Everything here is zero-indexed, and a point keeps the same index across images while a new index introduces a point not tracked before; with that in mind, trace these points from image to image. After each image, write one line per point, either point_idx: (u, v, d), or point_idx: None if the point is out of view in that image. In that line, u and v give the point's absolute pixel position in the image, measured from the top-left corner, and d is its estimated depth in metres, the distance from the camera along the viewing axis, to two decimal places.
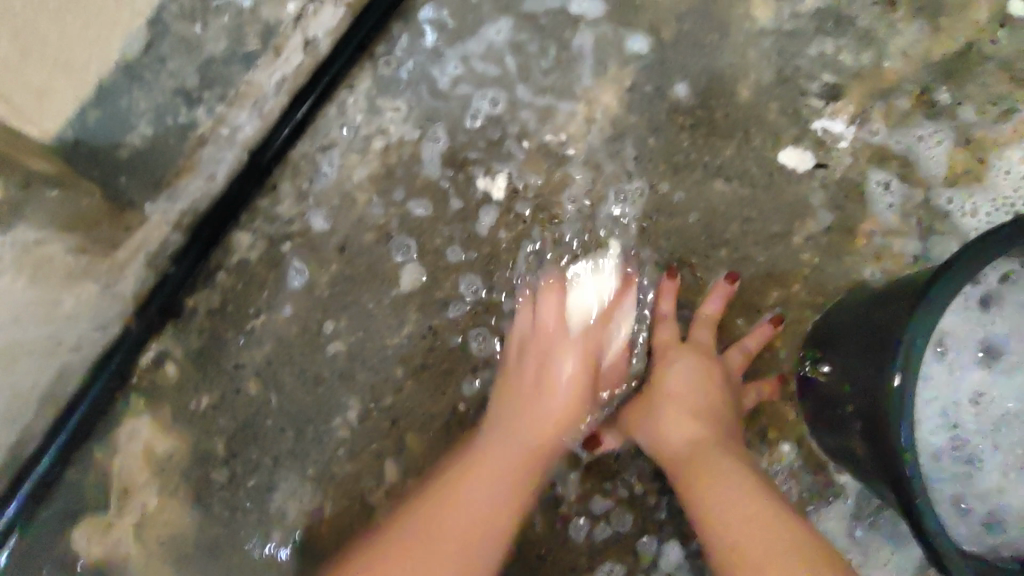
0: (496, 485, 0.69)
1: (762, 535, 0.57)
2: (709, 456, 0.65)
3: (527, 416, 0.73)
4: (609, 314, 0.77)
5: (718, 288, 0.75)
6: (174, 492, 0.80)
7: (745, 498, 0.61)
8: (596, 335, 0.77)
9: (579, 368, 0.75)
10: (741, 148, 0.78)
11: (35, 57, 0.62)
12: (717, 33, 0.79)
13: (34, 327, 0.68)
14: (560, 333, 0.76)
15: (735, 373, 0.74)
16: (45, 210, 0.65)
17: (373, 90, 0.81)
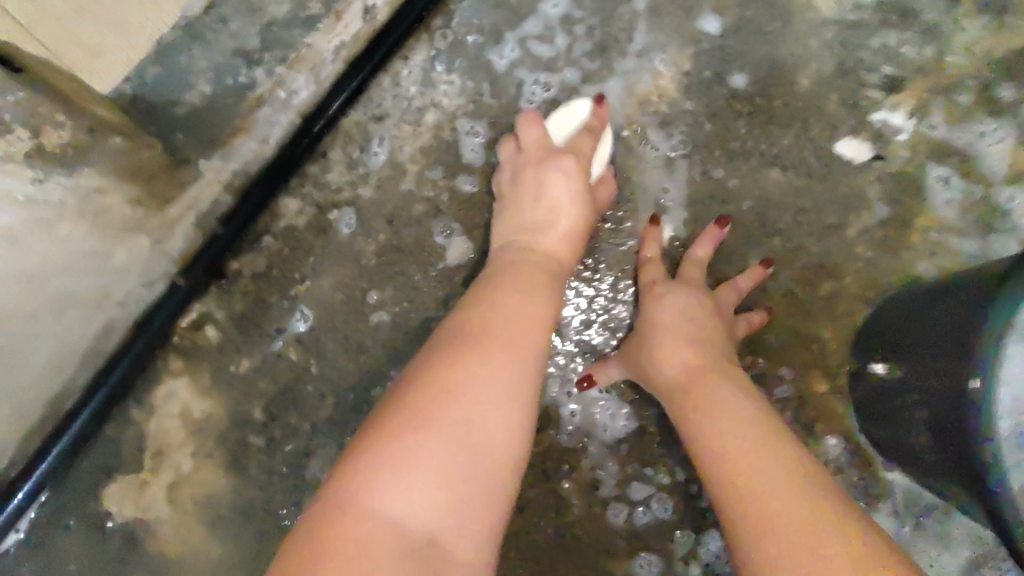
0: (499, 390, 0.51)
1: (760, 464, 0.55)
2: (704, 380, 0.64)
3: (524, 281, 0.62)
4: (593, 129, 0.73)
5: (709, 231, 0.75)
6: (211, 453, 0.79)
7: (739, 428, 0.58)
8: (582, 141, 0.72)
9: (579, 176, 0.70)
10: (798, 138, 0.77)
11: (88, 14, 0.59)
12: (779, 21, 0.78)
13: (87, 277, 0.67)
14: (542, 152, 0.72)
15: (728, 310, 0.73)
16: (108, 159, 0.61)
17: (429, 62, 0.81)
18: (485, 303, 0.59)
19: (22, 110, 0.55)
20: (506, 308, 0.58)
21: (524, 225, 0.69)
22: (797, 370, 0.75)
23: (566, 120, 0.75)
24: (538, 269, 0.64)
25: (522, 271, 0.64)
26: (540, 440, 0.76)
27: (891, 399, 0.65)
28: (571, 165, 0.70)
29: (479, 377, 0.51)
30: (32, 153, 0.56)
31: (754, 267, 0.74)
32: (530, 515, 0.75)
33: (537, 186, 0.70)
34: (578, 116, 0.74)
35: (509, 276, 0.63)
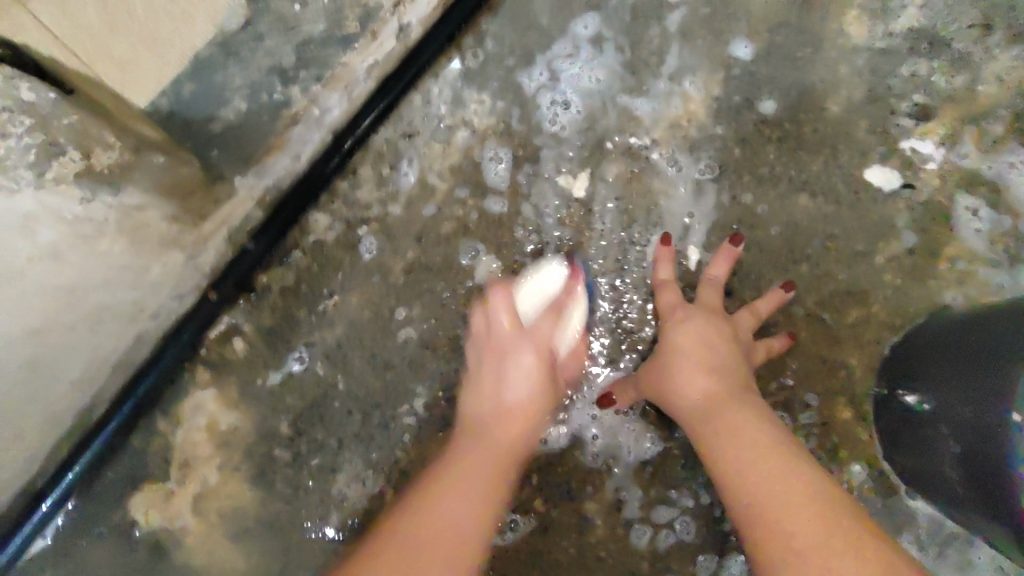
0: (463, 520, 0.58)
1: (779, 486, 0.57)
2: (724, 404, 0.66)
3: (486, 466, 0.64)
4: (563, 304, 0.73)
5: (724, 250, 0.75)
6: (237, 466, 0.80)
7: (759, 452, 0.60)
8: (546, 326, 0.72)
9: (539, 363, 0.70)
10: (827, 164, 0.77)
11: (120, 34, 0.58)
12: (810, 47, 0.78)
13: (122, 291, 0.67)
14: (514, 333, 0.70)
15: (746, 333, 0.73)
16: (150, 175, 0.63)
17: (460, 81, 0.81)
18: (444, 486, 0.61)
19: (76, 130, 0.57)
20: (453, 502, 0.60)
21: (487, 407, 0.70)
22: (820, 395, 0.75)
23: (539, 288, 0.73)
24: (494, 456, 0.66)
25: (483, 448, 0.66)
26: (565, 461, 0.76)
27: (918, 428, 0.66)
28: (535, 363, 0.70)
29: (436, 538, 0.56)
30: (82, 172, 0.58)
31: (774, 291, 0.74)
32: (554, 536, 0.75)
33: (502, 376, 0.70)
34: (548, 295, 0.73)
35: (468, 452, 0.66)
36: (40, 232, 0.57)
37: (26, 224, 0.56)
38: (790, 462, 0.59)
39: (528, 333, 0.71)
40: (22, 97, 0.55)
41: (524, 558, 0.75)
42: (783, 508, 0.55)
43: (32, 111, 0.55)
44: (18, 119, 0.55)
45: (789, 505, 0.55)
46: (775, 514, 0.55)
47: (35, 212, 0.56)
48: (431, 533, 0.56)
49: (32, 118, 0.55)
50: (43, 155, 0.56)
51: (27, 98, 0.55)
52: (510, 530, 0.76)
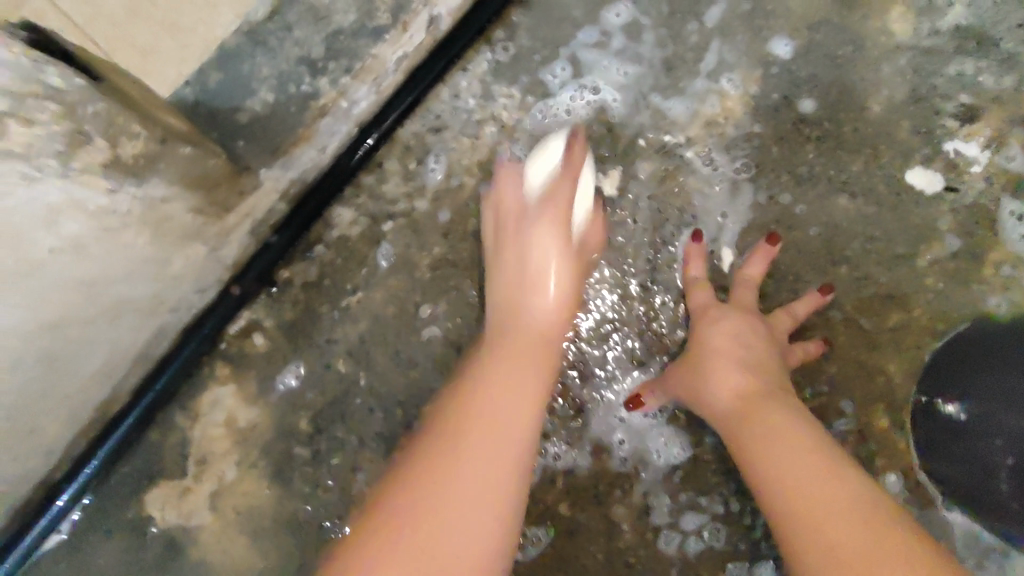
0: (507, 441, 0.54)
1: (820, 490, 0.54)
2: (761, 406, 0.63)
3: (515, 365, 0.60)
4: (571, 171, 0.67)
5: (760, 250, 0.73)
6: (255, 464, 0.78)
7: (800, 457, 0.57)
8: (563, 190, 0.66)
9: (559, 236, 0.67)
10: (868, 165, 0.75)
11: (142, 23, 0.72)
12: (851, 45, 0.76)
13: (144, 283, 0.66)
14: (523, 212, 0.68)
15: (782, 335, 0.71)
16: (176, 167, 0.60)
17: (490, 75, 0.79)
18: (475, 391, 0.58)
19: (101, 119, 0.53)
20: (489, 410, 0.55)
21: (513, 299, 0.67)
22: (857, 401, 0.73)
23: (545, 164, 0.69)
24: (523, 350, 0.62)
25: (509, 349, 0.62)
26: (592, 465, 0.74)
27: (956, 438, 0.64)
28: (554, 228, 0.67)
29: (477, 456, 0.52)
30: (108, 162, 0.55)
31: (812, 293, 0.73)
32: (580, 542, 0.73)
33: (525, 253, 0.67)
34: (552, 163, 0.68)
35: (499, 357, 0.62)
36: (64, 223, 0.54)
37: (50, 217, 0.53)
38: (836, 471, 0.56)
39: (544, 201, 0.67)
40: (48, 81, 0.49)
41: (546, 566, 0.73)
42: (831, 516, 0.52)
43: (58, 97, 0.49)
44: (43, 107, 0.49)
45: (839, 517, 0.51)
46: (823, 522, 0.52)
47: (58, 203, 0.53)
48: (461, 451, 0.52)
49: (59, 105, 0.49)
50: (69, 144, 0.51)
51: (54, 83, 0.49)
52: (532, 544, 0.73)
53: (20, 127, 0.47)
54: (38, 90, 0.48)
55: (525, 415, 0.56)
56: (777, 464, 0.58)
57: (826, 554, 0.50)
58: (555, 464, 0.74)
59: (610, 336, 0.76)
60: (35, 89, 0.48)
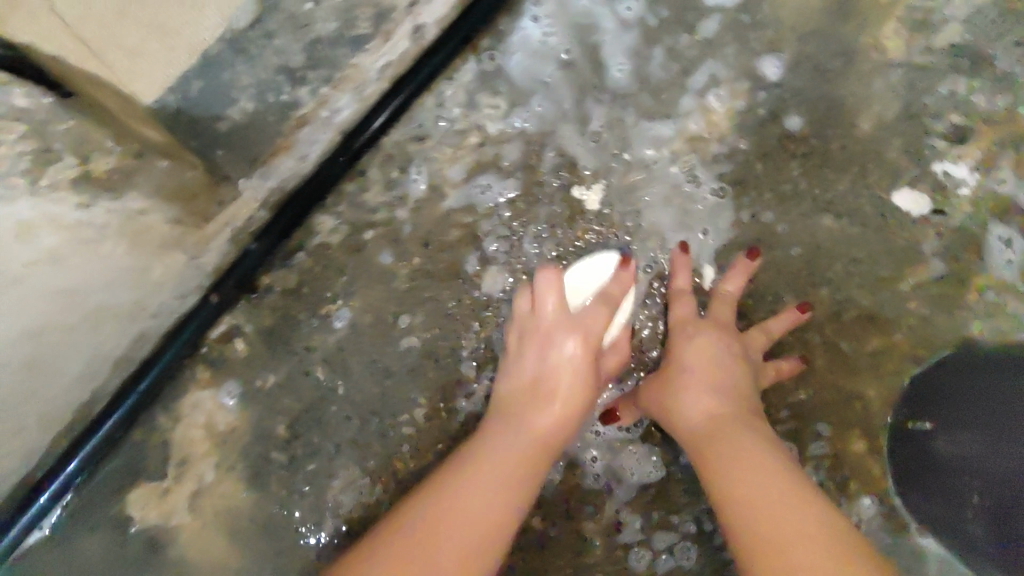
0: (475, 515, 0.57)
1: (788, 514, 0.53)
2: (728, 428, 0.62)
3: (519, 435, 0.65)
4: (613, 297, 0.70)
5: (738, 265, 0.73)
6: (234, 466, 0.79)
7: (763, 475, 0.57)
8: (597, 313, 0.70)
9: (581, 350, 0.68)
10: (853, 185, 0.74)
11: (130, 17, 0.51)
12: (841, 60, 0.75)
13: (123, 291, 0.67)
14: (557, 317, 0.70)
15: (757, 354, 0.71)
16: (152, 180, 0.61)
17: (474, 84, 0.79)
18: (489, 463, 0.62)
19: (72, 137, 0.54)
20: (484, 485, 0.60)
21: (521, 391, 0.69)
22: (835, 425, 0.72)
23: (586, 278, 0.73)
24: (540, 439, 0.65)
25: (513, 412, 0.67)
26: (565, 479, 0.74)
27: (937, 470, 0.64)
28: (582, 344, 0.69)
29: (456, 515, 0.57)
30: (79, 178, 0.55)
31: (790, 310, 0.72)
32: (549, 556, 0.73)
33: (537, 350, 0.70)
34: (591, 286, 0.72)
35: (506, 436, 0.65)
36: (37, 237, 0.55)
37: (23, 232, 0.53)
38: (800, 494, 0.55)
39: (573, 322, 0.70)
40: (12, 102, 0.50)
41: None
42: (797, 539, 0.51)
43: (26, 117, 0.51)
44: (10, 127, 0.51)
45: (802, 541, 0.51)
46: (791, 546, 0.51)
47: (30, 219, 0.53)
48: (436, 542, 0.55)
49: (27, 126, 0.51)
50: (37, 162, 0.52)
51: (19, 103, 0.51)
52: None
53: None
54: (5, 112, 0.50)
55: (522, 465, 0.62)
56: (735, 482, 0.58)
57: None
58: None
59: None
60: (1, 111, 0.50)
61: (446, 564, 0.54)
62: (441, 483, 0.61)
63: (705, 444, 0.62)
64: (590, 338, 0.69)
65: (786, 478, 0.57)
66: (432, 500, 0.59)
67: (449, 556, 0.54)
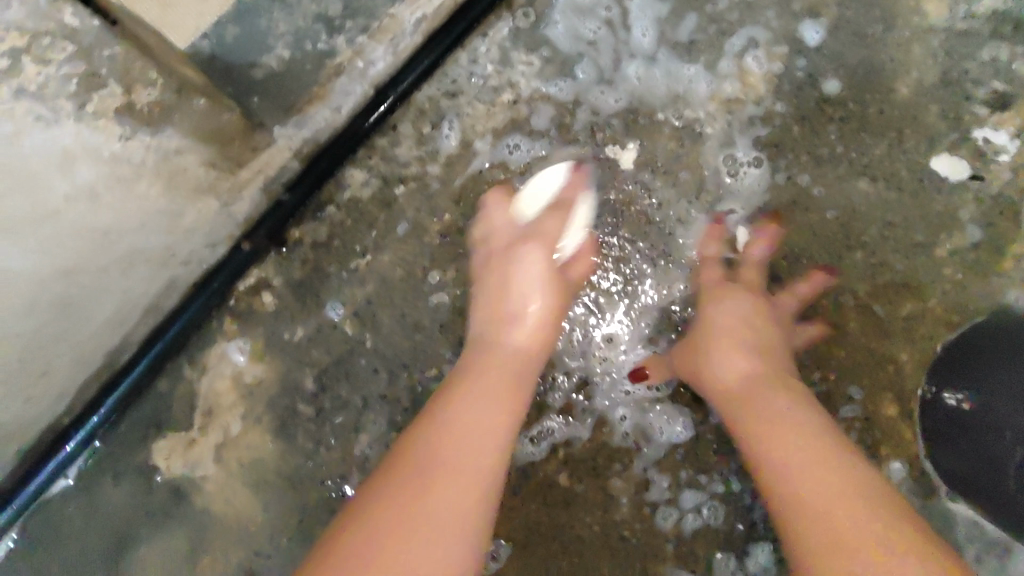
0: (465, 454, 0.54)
1: (832, 493, 0.52)
2: (758, 391, 0.61)
3: (500, 364, 0.63)
4: (563, 203, 0.71)
5: (760, 230, 0.73)
6: (260, 418, 0.80)
7: (808, 453, 0.55)
8: (559, 216, 0.70)
9: (547, 264, 0.68)
10: (891, 149, 0.73)
11: None
12: (882, 24, 0.74)
13: (156, 235, 0.66)
14: (512, 236, 0.70)
15: (788, 316, 0.70)
16: (188, 119, 0.60)
17: (510, 41, 0.78)
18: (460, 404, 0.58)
19: (116, 64, 0.53)
20: (474, 418, 0.57)
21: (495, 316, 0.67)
22: (868, 388, 0.71)
23: (548, 182, 0.73)
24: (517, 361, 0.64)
25: (484, 360, 0.64)
26: (593, 437, 0.75)
27: (970, 431, 0.64)
28: (542, 256, 0.68)
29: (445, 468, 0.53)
30: (123, 109, 0.55)
31: (815, 271, 0.72)
32: (576, 512, 0.74)
33: (500, 279, 0.68)
34: (547, 198, 0.72)
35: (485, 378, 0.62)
36: (77, 171, 0.54)
37: (64, 163, 0.53)
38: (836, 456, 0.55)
39: (531, 233, 0.70)
40: (63, 21, 0.49)
41: (524, 541, 0.74)
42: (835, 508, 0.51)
43: (75, 38, 0.50)
44: (59, 47, 0.50)
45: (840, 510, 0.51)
46: (833, 516, 0.50)
47: (72, 147, 0.52)
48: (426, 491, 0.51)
49: (74, 46, 0.50)
50: (83, 86, 0.52)
51: (70, 22, 0.50)
52: (491, 558, 0.74)
53: (33, 65, 0.48)
54: (52, 29, 0.49)
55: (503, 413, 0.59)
56: (779, 464, 0.56)
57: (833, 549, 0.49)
58: (556, 433, 0.75)
59: (618, 307, 0.76)
60: (52, 28, 0.49)
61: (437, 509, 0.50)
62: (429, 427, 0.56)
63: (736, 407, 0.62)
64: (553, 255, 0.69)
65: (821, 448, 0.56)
66: (427, 437, 0.55)
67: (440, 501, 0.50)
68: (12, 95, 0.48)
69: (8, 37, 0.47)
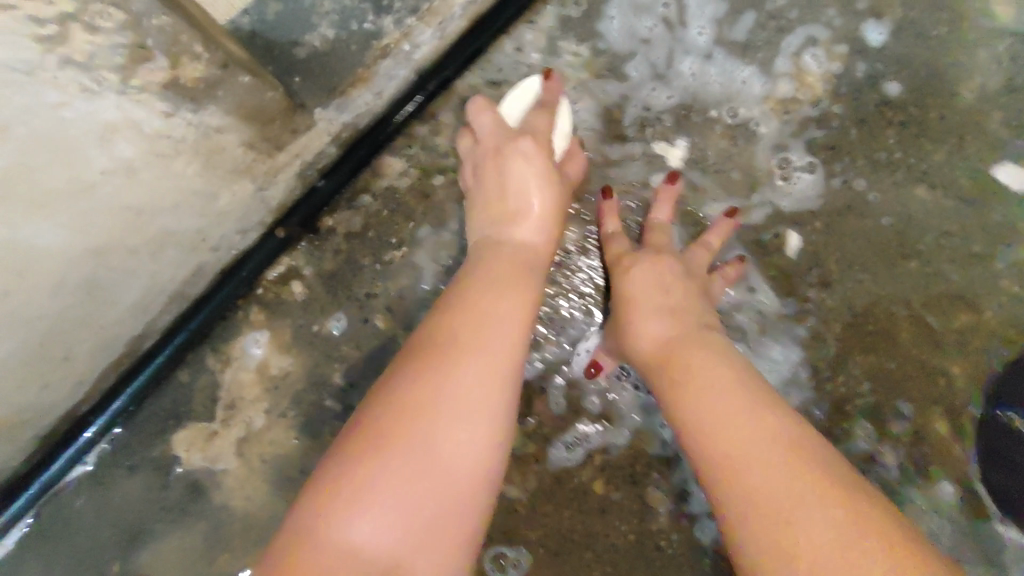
0: (475, 376, 0.49)
1: (756, 440, 0.50)
2: (675, 350, 0.59)
3: (503, 260, 0.59)
4: (541, 122, 0.65)
5: (720, 223, 0.70)
6: (285, 413, 0.77)
7: (730, 396, 0.53)
8: (540, 121, 0.65)
9: (545, 164, 0.63)
10: (951, 156, 0.71)
11: None
12: (946, 27, 0.72)
13: (190, 217, 0.63)
14: (500, 145, 0.64)
15: (699, 268, 0.69)
16: (235, 97, 0.55)
17: (557, 30, 0.75)
18: (473, 305, 0.54)
19: (165, 34, 0.46)
20: (489, 319, 0.53)
21: (497, 208, 0.63)
22: (920, 403, 0.69)
23: (516, 105, 0.67)
24: (518, 273, 0.57)
25: (490, 275, 0.57)
26: (631, 445, 0.72)
27: None
28: (534, 146, 0.63)
29: (463, 382, 0.49)
30: (167, 84, 0.49)
31: (721, 219, 0.70)
32: (612, 521, 0.71)
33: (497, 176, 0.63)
34: (528, 102, 0.67)
35: (475, 310, 0.54)
36: (117, 144, 0.50)
37: (105, 136, 0.49)
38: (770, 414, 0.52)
39: (522, 131, 0.64)
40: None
41: (556, 549, 0.71)
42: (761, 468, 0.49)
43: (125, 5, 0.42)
44: (106, 12, 0.41)
45: (792, 486, 0.47)
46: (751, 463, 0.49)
47: (115, 121, 0.48)
48: (448, 405, 0.48)
49: (126, 14, 0.43)
50: (131, 58, 0.45)
51: None
52: (512, 567, 0.71)
53: (81, 33, 0.41)
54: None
55: (509, 281, 0.56)
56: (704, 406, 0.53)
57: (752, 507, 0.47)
58: (593, 440, 0.72)
59: None
60: None
61: (455, 427, 0.47)
62: (425, 350, 0.52)
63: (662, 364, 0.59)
64: (549, 152, 0.64)
65: (744, 391, 0.54)
66: (418, 364, 0.51)
67: (456, 416, 0.48)
68: (57, 65, 0.42)
69: (57, 1, 0.39)
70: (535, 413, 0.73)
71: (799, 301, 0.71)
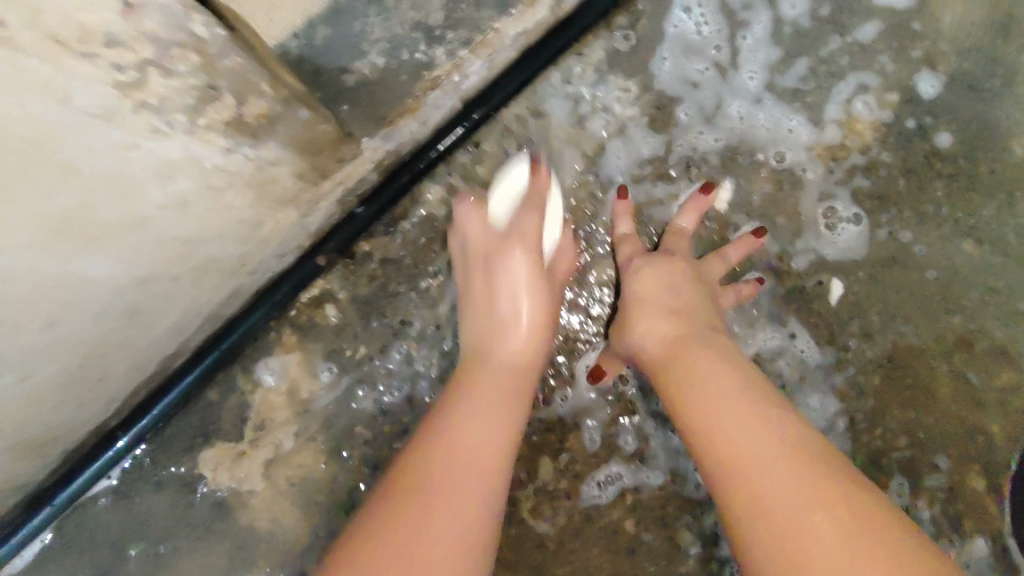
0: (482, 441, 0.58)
1: (760, 445, 0.51)
2: (681, 353, 0.59)
3: (502, 379, 0.63)
4: (536, 201, 0.66)
5: (743, 241, 0.70)
6: (314, 437, 0.77)
7: (729, 402, 0.54)
8: (528, 224, 0.66)
9: (531, 265, 0.65)
10: (1000, 212, 0.70)
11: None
12: (1002, 80, 0.71)
13: (234, 245, 0.62)
14: (488, 242, 0.67)
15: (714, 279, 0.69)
16: (293, 132, 0.55)
17: (606, 63, 0.73)
18: (469, 412, 0.60)
19: (235, 74, 0.48)
20: (474, 438, 0.58)
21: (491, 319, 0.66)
22: (956, 459, 0.69)
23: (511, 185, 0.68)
24: (518, 386, 0.63)
25: (486, 386, 0.62)
26: (664, 486, 0.72)
27: None
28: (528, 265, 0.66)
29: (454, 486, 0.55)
30: (231, 122, 0.50)
31: (746, 237, 0.70)
32: (641, 561, 0.71)
33: (489, 279, 0.66)
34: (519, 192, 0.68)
35: (485, 386, 0.62)
36: (175, 179, 0.50)
37: (164, 172, 0.49)
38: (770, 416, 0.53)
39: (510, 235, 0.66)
40: (193, 30, 0.43)
41: None
42: (769, 472, 0.49)
43: (201, 49, 0.44)
44: (184, 58, 0.44)
45: (802, 493, 0.48)
46: (760, 469, 0.50)
47: (176, 158, 0.49)
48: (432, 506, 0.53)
49: (200, 57, 0.45)
50: (200, 99, 0.47)
51: (200, 33, 0.44)
52: None
53: (157, 76, 0.43)
54: (185, 42, 0.43)
55: (509, 400, 0.62)
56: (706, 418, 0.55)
57: (761, 519, 0.48)
58: (626, 478, 0.72)
59: None
60: (183, 39, 0.43)
61: (454, 511, 0.53)
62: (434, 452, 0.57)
63: (664, 368, 0.60)
64: (538, 252, 0.66)
65: (746, 394, 0.55)
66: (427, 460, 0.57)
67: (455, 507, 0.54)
68: (133, 110, 0.43)
69: (140, 49, 0.41)
70: (568, 449, 0.73)
71: (838, 351, 0.71)
